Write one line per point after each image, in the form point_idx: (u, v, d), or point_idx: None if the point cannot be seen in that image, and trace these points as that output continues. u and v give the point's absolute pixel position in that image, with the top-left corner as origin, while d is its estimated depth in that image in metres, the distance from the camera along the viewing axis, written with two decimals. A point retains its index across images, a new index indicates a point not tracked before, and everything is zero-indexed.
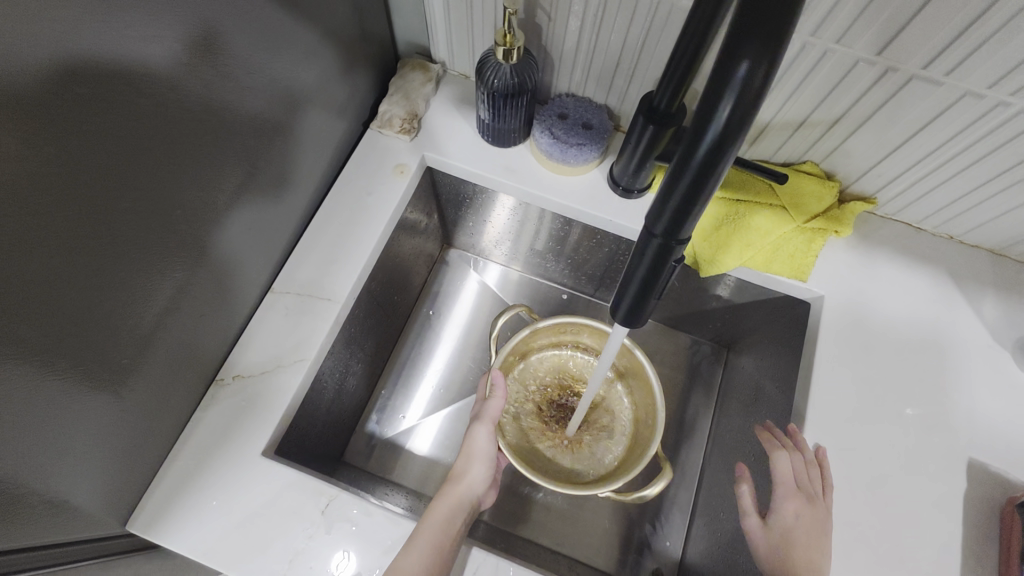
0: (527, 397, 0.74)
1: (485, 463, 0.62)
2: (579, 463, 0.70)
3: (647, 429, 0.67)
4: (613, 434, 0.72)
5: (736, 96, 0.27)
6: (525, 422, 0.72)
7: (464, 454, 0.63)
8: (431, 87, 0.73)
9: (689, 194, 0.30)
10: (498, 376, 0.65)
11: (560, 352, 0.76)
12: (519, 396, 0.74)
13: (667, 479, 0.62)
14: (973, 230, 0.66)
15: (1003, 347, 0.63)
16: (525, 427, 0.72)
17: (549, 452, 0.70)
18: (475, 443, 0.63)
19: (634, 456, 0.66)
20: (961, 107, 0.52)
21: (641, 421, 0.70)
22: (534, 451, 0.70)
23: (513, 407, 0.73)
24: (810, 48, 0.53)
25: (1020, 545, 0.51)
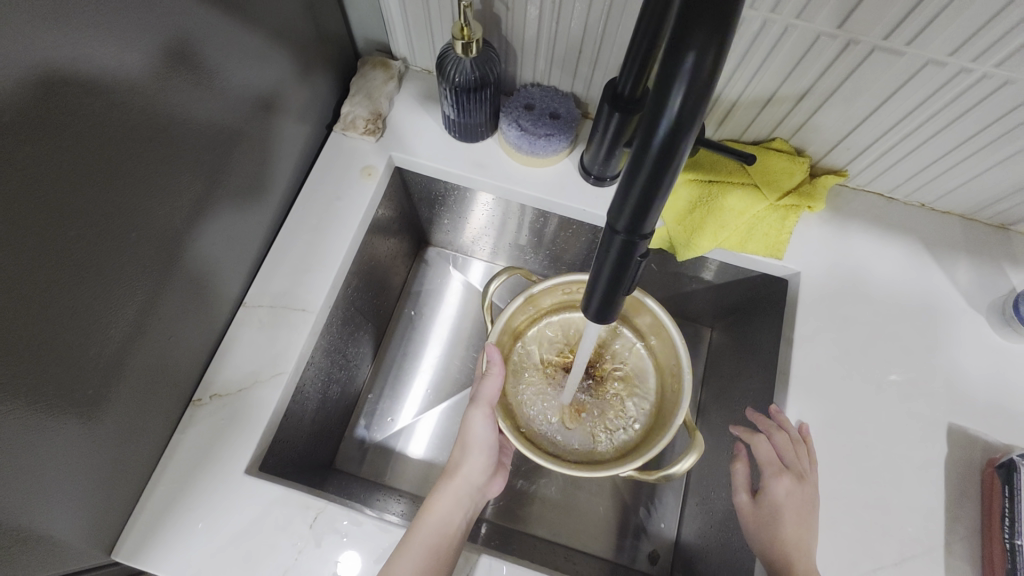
0: (523, 376, 0.72)
1: (485, 453, 0.60)
2: (591, 438, 0.69)
3: (673, 394, 0.66)
4: (622, 405, 0.71)
5: (688, 83, 0.26)
6: (533, 400, 0.71)
7: (461, 444, 0.61)
8: (393, 85, 0.71)
9: (651, 184, 0.30)
10: (495, 353, 0.60)
11: (543, 324, 0.75)
12: (522, 375, 0.72)
13: (699, 451, 0.60)
14: (944, 196, 0.66)
15: (978, 310, 0.64)
16: (528, 406, 0.70)
17: (562, 429, 0.69)
18: (472, 431, 0.60)
19: (659, 424, 0.66)
20: (924, 76, 0.52)
21: (667, 384, 0.69)
22: (546, 429, 0.69)
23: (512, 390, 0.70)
24: (771, 24, 0.52)
25: (1002, 506, 0.52)
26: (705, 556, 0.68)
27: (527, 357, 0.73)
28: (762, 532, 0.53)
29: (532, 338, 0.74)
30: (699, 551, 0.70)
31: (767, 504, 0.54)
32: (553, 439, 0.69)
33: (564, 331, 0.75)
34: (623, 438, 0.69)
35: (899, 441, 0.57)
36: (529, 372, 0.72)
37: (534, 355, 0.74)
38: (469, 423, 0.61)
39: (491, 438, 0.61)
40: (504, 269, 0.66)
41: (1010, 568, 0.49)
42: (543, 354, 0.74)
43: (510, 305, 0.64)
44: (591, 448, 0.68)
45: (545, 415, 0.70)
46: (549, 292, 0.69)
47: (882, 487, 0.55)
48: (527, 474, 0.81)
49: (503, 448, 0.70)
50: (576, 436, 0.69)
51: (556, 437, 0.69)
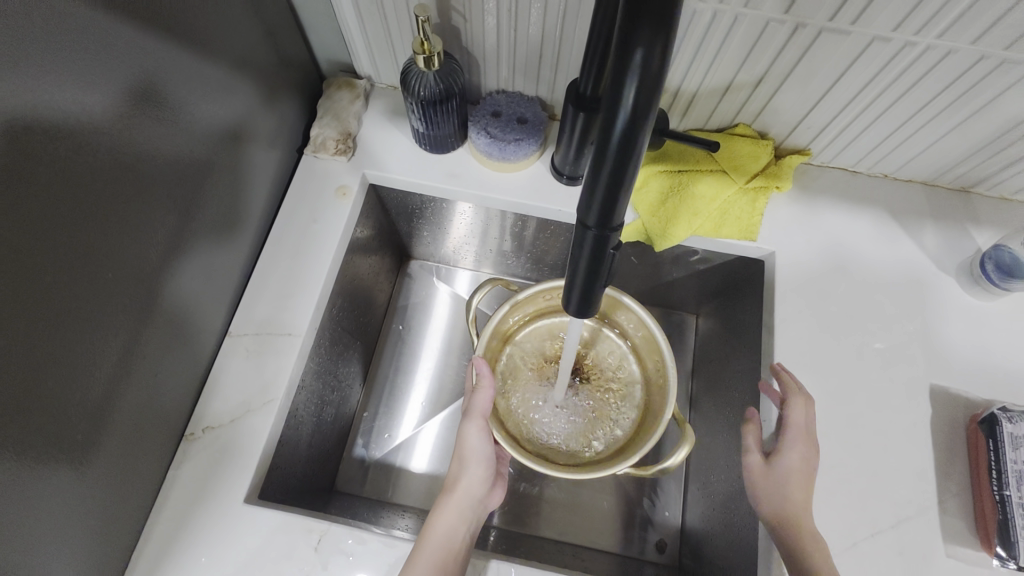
0: (514, 382, 0.73)
1: (484, 465, 0.60)
2: (586, 439, 0.70)
3: (659, 388, 0.67)
4: (614, 403, 0.72)
5: (640, 78, 0.27)
6: (523, 407, 0.71)
7: (458, 458, 0.61)
8: (360, 104, 0.72)
9: (615, 178, 0.31)
10: (481, 364, 0.61)
11: (531, 330, 0.75)
12: (513, 382, 0.73)
13: (690, 443, 0.61)
14: (905, 165, 0.68)
15: (948, 273, 0.66)
16: (521, 414, 0.71)
17: (557, 433, 0.70)
18: (468, 444, 0.60)
19: (650, 418, 0.67)
20: (872, 52, 0.54)
21: (653, 377, 0.70)
22: (542, 435, 0.70)
23: (505, 400, 0.71)
24: (722, 15, 0.54)
25: (989, 460, 0.53)
26: (710, 539, 0.69)
27: (517, 363, 0.74)
28: (774, 495, 0.52)
29: (519, 343, 0.75)
30: (705, 535, 0.71)
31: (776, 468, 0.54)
32: (547, 444, 0.69)
33: (550, 335, 0.76)
34: (617, 435, 0.70)
35: (885, 407, 0.59)
36: (521, 376, 0.73)
37: (523, 359, 0.74)
38: (463, 436, 0.61)
39: (488, 449, 0.60)
40: (487, 281, 0.67)
41: (999, 518, 0.51)
42: (532, 358, 0.74)
43: (493, 316, 0.65)
44: (586, 450, 0.69)
45: (539, 421, 0.71)
46: (530, 299, 0.70)
47: (873, 452, 0.57)
48: (529, 476, 0.81)
49: (501, 457, 0.70)
50: (570, 440, 0.70)
51: (550, 443, 0.69)
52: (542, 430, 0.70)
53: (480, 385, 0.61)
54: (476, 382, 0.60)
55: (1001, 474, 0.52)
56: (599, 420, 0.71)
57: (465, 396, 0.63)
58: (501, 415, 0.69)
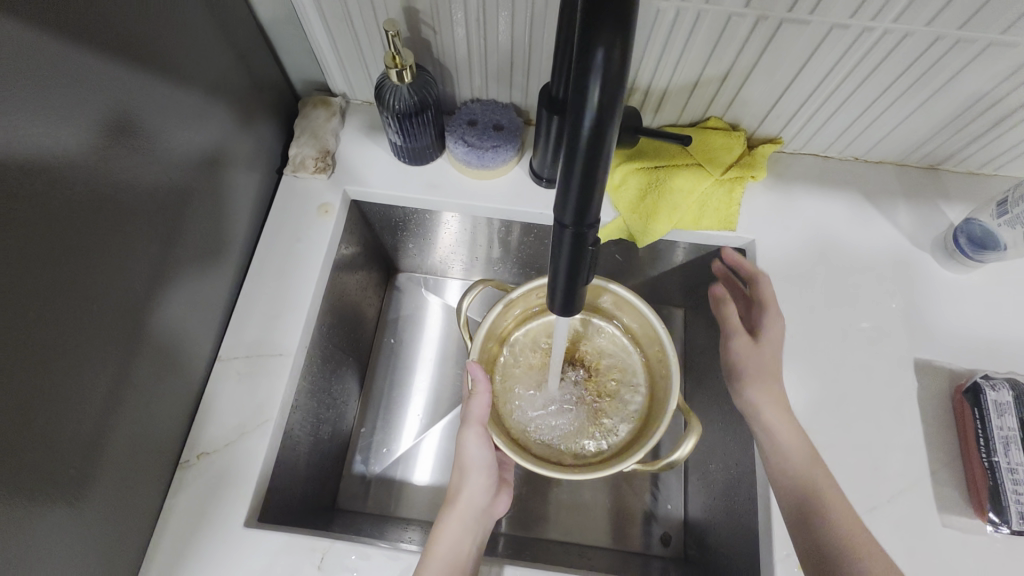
0: (511, 385, 0.73)
1: (484, 473, 0.60)
2: (591, 437, 0.70)
3: (663, 380, 0.68)
4: (618, 397, 0.73)
5: (602, 77, 0.28)
6: (523, 409, 0.71)
7: (459, 468, 0.61)
8: (337, 121, 0.72)
9: (588, 176, 0.31)
10: (479, 370, 0.60)
11: (529, 329, 0.75)
12: (509, 386, 0.73)
13: (698, 433, 0.61)
14: (874, 147, 0.70)
15: (924, 249, 0.67)
16: (523, 416, 0.71)
17: (559, 433, 0.71)
18: (468, 453, 0.60)
19: (656, 409, 0.68)
20: (832, 39, 0.55)
21: (656, 368, 0.70)
22: (543, 437, 0.70)
23: (504, 404, 0.71)
24: (684, 12, 0.55)
25: (976, 428, 0.54)
26: (713, 528, 0.70)
27: (513, 365, 0.74)
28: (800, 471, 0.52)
29: (512, 347, 0.75)
30: (708, 525, 0.71)
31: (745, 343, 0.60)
32: (549, 445, 0.70)
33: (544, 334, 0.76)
34: (622, 430, 0.70)
35: (872, 384, 0.60)
36: (516, 380, 0.73)
37: (519, 361, 0.74)
38: (463, 445, 0.60)
39: (487, 457, 0.60)
40: (477, 282, 0.67)
41: (988, 484, 0.52)
42: (526, 359, 0.75)
43: (485, 318, 0.65)
44: (591, 448, 0.70)
45: (539, 422, 0.71)
46: (523, 298, 0.70)
47: (864, 429, 0.58)
48: (530, 479, 0.81)
49: (502, 463, 0.71)
50: (574, 439, 0.70)
51: (552, 444, 0.70)
52: (545, 431, 0.71)
53: (476, 391, 0.60)
54: (472, 389, 0.60)
55: (987, 442, 0.53)
56: (599, 417, 0.72)
57: (462, 402, 0.62)
58: (499, 420, 0.69)
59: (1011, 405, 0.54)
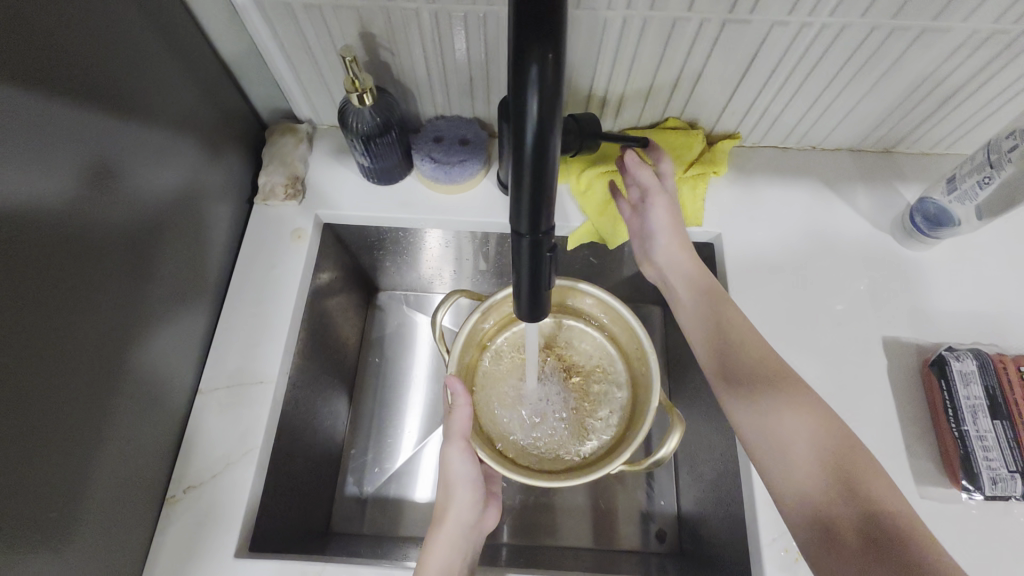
0: (495, 394, 0.74)
1: (470, 486, 0.60)
2: (578, 440, 0.71)
3: (643, 377, 0.69)
4: (602, 398, 0.74)
5: (539, 89, 0.29)
6: (510, 417, 0.72)
7: (445, 484, 0.61)
8: (305, 147, 0.73)
9: (537, 183, 0.32)
10: (457, 384, 0.60)
11: (510, 335, 0.76)
12: (493, 398, 0.73)
13: (681, 429, 0.62)
14: (829, 135, 0.72)
15: (884, 230, 0.69)
16: (511, 423, 0.72)
17: (546, 441, 0.71)
18: (453, 469, 0.60)
19: (639, 407, 0.68)
20: (775, 36, 0.58)
21: (636, 366, 0.71)
22: (530, 446, 0.71)
23: (490, 413, 0.72)
24: (631, 20, 0.56)
25: (946, 400, 0.56)
26: (705, 520, 0.71)
27: (496, 374, 0.75)
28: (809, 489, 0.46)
29: (492, 358, 0.75)
30: (700, 517, 0.72)
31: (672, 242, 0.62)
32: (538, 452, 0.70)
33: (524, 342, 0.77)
34: (608, 431, 0.71)
35: (845, 365, 0.61)
36: (500, 388, 0.74)
37: (502, 369, 0.75)
38: (447, 461, 0.61)
39: (472, 470, 0.61)
40: (453, 293, 0.68)
41: (960, 453, 0.54)
42: (509, 367, 0.75)
43: (461, 330, 0.66)
44: (579, 451, 0.71)
45: (526, 429, 0.72)
46: (498, 306, 0.71)
47: (839, 410, 0.59)
48: (523, 487, 0.81)
49: (491, 477, 0.71)
50: (561, 444, 0.71)
51: (540, 450, 0.71)
52: (533, 438, 0.72)
53: (456, 405, 0.61)
54: (452, 403, 0.60)
55: (956, 410, 0.55)
56: (585, 421, 0.73)
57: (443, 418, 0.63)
58: (484, 432, 0.69)
59: (975, 373, 0.56)
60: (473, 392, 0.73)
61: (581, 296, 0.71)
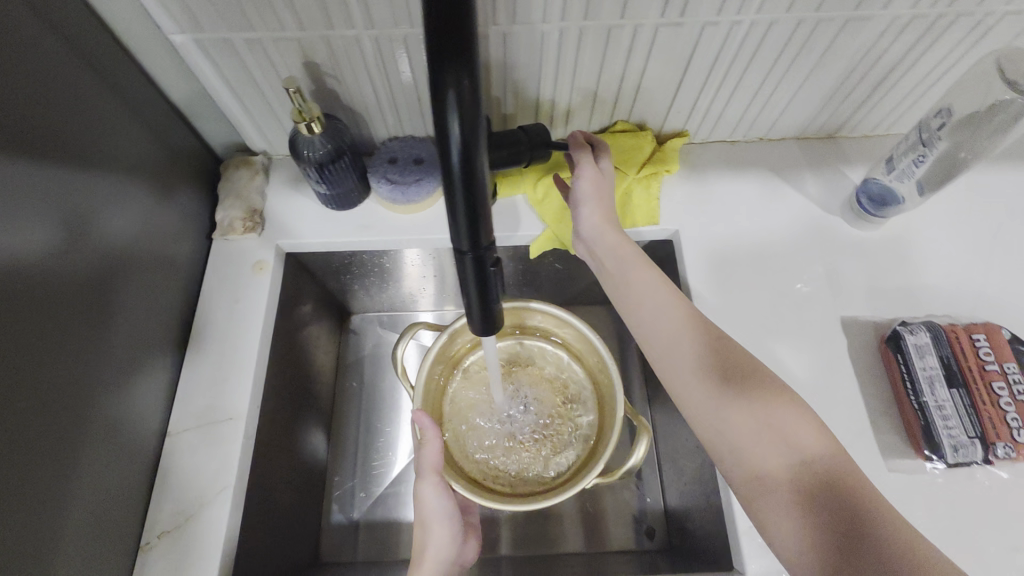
0: (466, 420, 0.74)
1: (447, 521, 0.60)
2: (550, 459, 0.72)
3: (608, 390, 0.70)
4: (571, 415, 0.75)
5: (459, 111, 0.30)
6: (482, 443, 0.73)
7: (421, 522, 0.60)
8: (261, 178, 0.73)
9: (470, 202, 0.33)
10: (424, 419, 0.61)
11: (475, 361, 0.77)
12: (465, 424, 0.74)
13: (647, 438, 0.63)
14: (773, 126, 0.74)
15: (835, 213, 0.71)
16: (483, 449, 0.73)
17: (520, 466, 0.72)
18: (428, 505, 0.60)
19: (605, 421, 0.69)
20: (707, 36, 0.59)
21: (600, 380, 0.72)
22: (503, 473, 0.71)
23: (462, 442, 0.73)
24: (567, 31, 0.58)
25: (904, 373, 0.58)
26: (690, 513, 0.71)
27: (465, 400, 0.75)
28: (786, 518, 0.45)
29: (462, 384, 0.76)
30: (686, 511, 0.73)
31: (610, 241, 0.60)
32: (512, 475, 0.71)
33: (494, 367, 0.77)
34: (579, 447, 0.72)
35: (807, 347, 0.63)
36: (470, 414, 0.75)
37: (471, 394, 0.76)
38: (422, 497, 0.60)
39: (448, 505, 0.60)
40: (413, 326, 0.68)
41: (920, 423, 0.56)
42: (477, 391, 0.76)
43: (423, 361, 0.66)
44: (552, 470, 0.71)
45: (499, 453, 0.73)
46: (459, 336, 0.71)
47: (805, 393, 0.60)
48: None
49: (468, 508, 0.71)
50: (534, 465, 0.72)
51: (514, 473, 0.71)
52: (505, 462, 0.72)
53: (426, 440, 0.61)
54: (422, 438, 0.61)
55: (914, 382, 0.57)
56: (556, 442, 0.73)
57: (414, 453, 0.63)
58: (457, 462, 0.70)
59: (929, 346, 0.58)
60: (443, 422, 0.73)
61: (542, 316, 0.72)
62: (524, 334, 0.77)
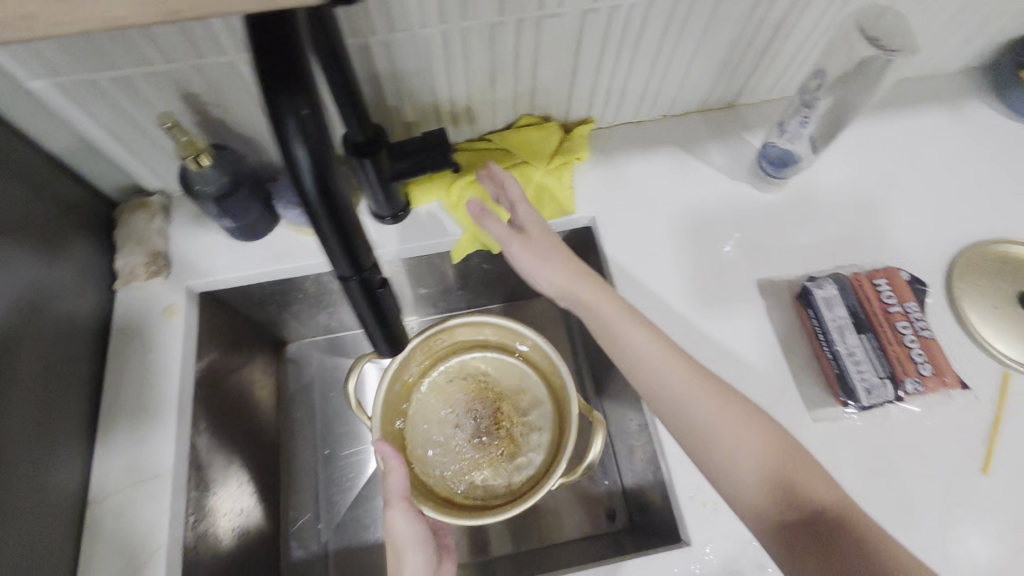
0: (427, 440, 0.73)
1: (420, 547, 0.57)
2: (515, 467, 0.72)
3: (562, 390, 0.70)
4: (530, 419, 0.74)
5: (302, 137, 0.29)
6: (445, 461, 0.72)
7: (394, 553, 0.57)
8: (161, 220, 0.69)
9: (340, 228, 0.32)
10: (387, 447, 0.58)
11: (427, 381, 0.75)
12: (426, 448, 0.72)
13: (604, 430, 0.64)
14: (674, 102, 0.76)
15: (742, 180, 0.73)
16: (448, 467, 0.72)
17: (485, 480, 0.72)
18: (400, 533, 0.57)
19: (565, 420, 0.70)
20: (590, 23, 0.60)
21: (554, 380, 0.72)
22: (469, 490, 0.71)
23: (426, 464, 0.71)
24: (450, 33, 0.57)
25: (817, 325, 0.60)
26: (644, 490, 0.73)
27: (422, 421, 0.74)
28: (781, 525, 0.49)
29: (418, 407, 0.74)
30: (640, 488, 0.74)
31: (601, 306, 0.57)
32: (479, 489, 0.71)
33: (450, 382, 0.76)
34: (543, 450, 0.72)
35: (727, 314, 0.65)
36: (430, 435, 0.73)
37: (428, 414, 0.74)
38: (392, 526, 0.58)
39: (419, 530, 0.58)
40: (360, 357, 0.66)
41: (834, 371, 0.58)
42: (434, 410, 0.74)
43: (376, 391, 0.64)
44: (518, 477, 0.72)
45: (464, 468, 0.72)
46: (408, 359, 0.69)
47: (731, 358, 0.62)
48: None
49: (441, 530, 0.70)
50: (500, 475, 0.72)
51: (482, 486, 0.71)
52: (472, 476, 0.72)
53: (391, 467, 0.59)
54: (384, 467, 0.57)
55: (826, 333, 0.60)
56: (517, 450, 0.73)
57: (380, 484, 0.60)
58: (423, 486, 0.69)
59: (836, 297, 0.61)
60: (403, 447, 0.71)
61: (490, 328, 0.72)
62: (476, 345, 0.76)
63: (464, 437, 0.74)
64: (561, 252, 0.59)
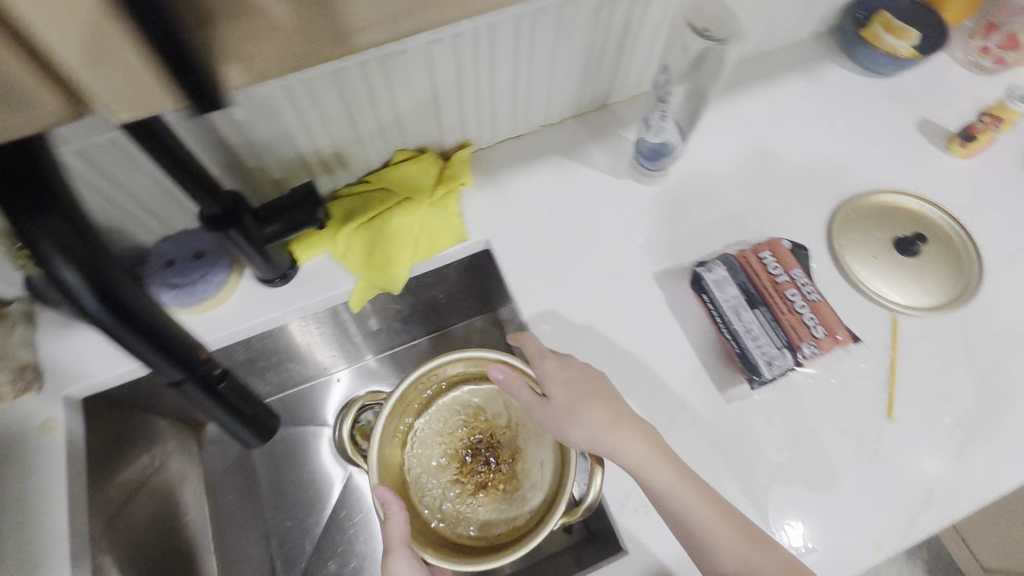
0: (430, 480, 0.70)
1: None
2: (519, 502, 0.68)
3: None
4: (531, 451, 0.70)
5: (84, 285, 0.34)
6: (450, 501, 0.70)
7: None
8: (22, 329, 0.63)
9: (156, 347, 0.39)
10: (386, 493, 0.56)
11: (426, 420, 0.72)
12: (429, 486, 0.70)
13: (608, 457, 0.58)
14: (546, 112, 0.77)
15: (624, 177, 0.75)
16: (454, 507, 0.69)
17: (486, 516, 0.69)
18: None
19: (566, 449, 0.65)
20: (436, 53, 0.59)
21: None
22: (474, 526, 0.68)
23: (428, 505, 0.69)
24: (292, 86, 0.55)
25: (713, 308, 0.62)
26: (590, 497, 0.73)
27: (424, 462, 0.71)
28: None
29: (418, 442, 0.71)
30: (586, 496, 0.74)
31: (636, 455, 0.53)
32: (485, 526, 0.68)
33: (447, 419, 0.73)
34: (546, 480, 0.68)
35: (629, 312, 0.66)
36: (432, 476, 0.70)
37: (428, 455, 0.71)
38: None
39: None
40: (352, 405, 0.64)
41: (734, 351, 0.60)
42: (435, 450, 0.72)
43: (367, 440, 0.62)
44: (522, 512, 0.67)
45: (469, 507, 0.69)
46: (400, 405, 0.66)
47: (639, 356, 0.63)
48: None
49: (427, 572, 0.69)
50: (505, 512, 0.68)
51: (487, 524, 0.68)
52: (478, 513, 0.69)
53: (391, 513, 0.57)
54: (386, 514, 0.56)
55: (721, 314, 0.61)
56: (519, 483, 0.69)
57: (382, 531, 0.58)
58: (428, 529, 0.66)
59: (726, 278, 0.63)
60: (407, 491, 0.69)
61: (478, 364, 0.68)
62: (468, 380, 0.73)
63: (470, 472, 0.71)
64: (611, 416, 0.55)
